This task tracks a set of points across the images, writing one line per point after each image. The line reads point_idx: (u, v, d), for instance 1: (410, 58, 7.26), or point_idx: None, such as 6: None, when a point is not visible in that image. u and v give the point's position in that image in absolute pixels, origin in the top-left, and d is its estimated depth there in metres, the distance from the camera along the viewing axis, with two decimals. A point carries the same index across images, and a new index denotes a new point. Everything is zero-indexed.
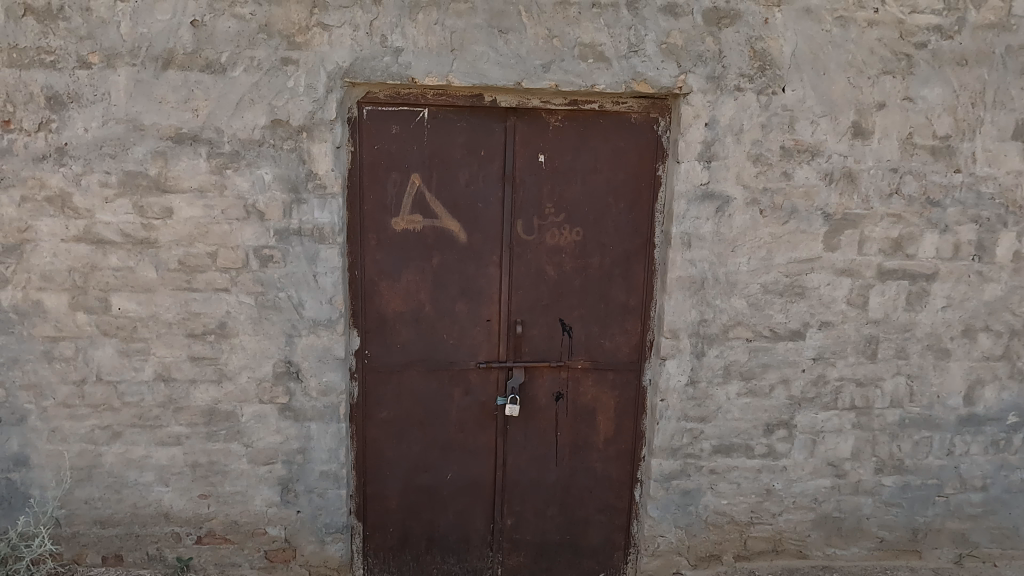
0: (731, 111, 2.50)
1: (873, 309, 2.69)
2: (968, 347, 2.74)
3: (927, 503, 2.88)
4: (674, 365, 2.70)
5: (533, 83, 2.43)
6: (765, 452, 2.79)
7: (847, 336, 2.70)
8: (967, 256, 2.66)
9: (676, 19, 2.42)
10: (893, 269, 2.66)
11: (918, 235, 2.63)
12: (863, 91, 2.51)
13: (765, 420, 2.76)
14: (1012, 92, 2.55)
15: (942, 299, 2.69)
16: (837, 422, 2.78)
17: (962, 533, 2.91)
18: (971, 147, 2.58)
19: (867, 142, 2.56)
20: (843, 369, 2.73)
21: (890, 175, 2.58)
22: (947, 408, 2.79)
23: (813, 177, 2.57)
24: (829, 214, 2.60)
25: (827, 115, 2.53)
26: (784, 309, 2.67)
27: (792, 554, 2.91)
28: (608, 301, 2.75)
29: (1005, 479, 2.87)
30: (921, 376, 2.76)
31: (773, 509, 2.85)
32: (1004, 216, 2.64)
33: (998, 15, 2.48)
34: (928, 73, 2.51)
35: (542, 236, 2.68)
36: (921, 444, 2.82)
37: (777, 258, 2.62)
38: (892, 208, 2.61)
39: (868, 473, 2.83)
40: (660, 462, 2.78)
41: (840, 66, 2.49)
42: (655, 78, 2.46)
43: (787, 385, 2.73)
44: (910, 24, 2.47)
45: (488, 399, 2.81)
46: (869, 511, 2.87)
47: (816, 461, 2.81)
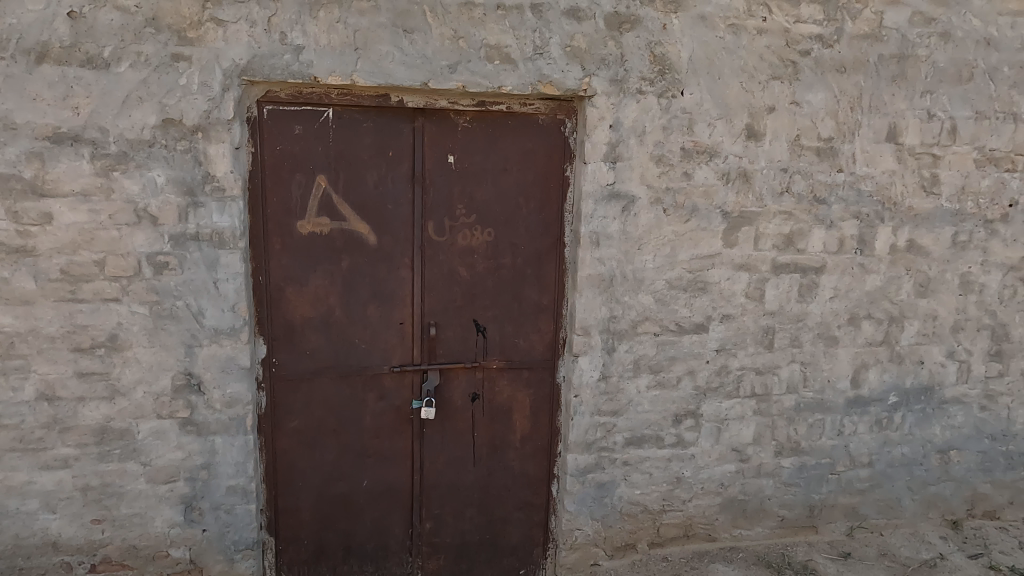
0: (634, 114, 2.58)
1: (769, 301, 2.85)
2: (853, 334, 2.95)
3: (822, 481, 3.08)
4: (587, 362, 2.76)
5: (441, 84, 2.42)
6: (674, 442, 2.90)
7: (746, 328, 2.85)
8: (850, 250, 2.86)
9: (580, 23, 2.47)
10: (786, 263, 2.82)
11: (807, 231, 2.81)
12: (755, 95, 2.65)
13: (674, 411, 2.87)
14: (885, 97, 2.76)
15: (830, 291, 2.89)
16: (739, 409, 2.92)
17: (853, 507, 3.13)
18: (851, 149, 2.78)
19: (759, 144, 2.70)
20: (743, 359, 2.88)
21: (781, 175, 2.74)
22: (837, 392, 3.00)
23: (711, 177, 2.69)
24: (727, 212, 2.73)
25: (723, 117, 2.65)
26: (689, 304, 2.78)
27: (702, 538, 3.04)
28: (521, 300, 2.77)
29: (888, 455, 3.11)
30: (813, 362, 2.95)
31: (684, 495, 2.97)
32: (881, 212, 2.86)
33: (871, 26, 2.69)
34: (812, 79, 2.68)
35: (453, 237, 2.67)
36: (815, 426, 3.01)
37: (681, 255, 2.73)
38: (784, 206, 2.77)
39: (769, 456, 3.00)
40: (576, 456, 2.83)
41: (734, 71, 2.62)
42: (561, 81, 2.50)
43: (692, 376, 2.85)
44: (795, 32, 2.63)
45: (403, 403, 2.77)
46: (771, 491, 3.04)
47: (722, 447, 2.95)
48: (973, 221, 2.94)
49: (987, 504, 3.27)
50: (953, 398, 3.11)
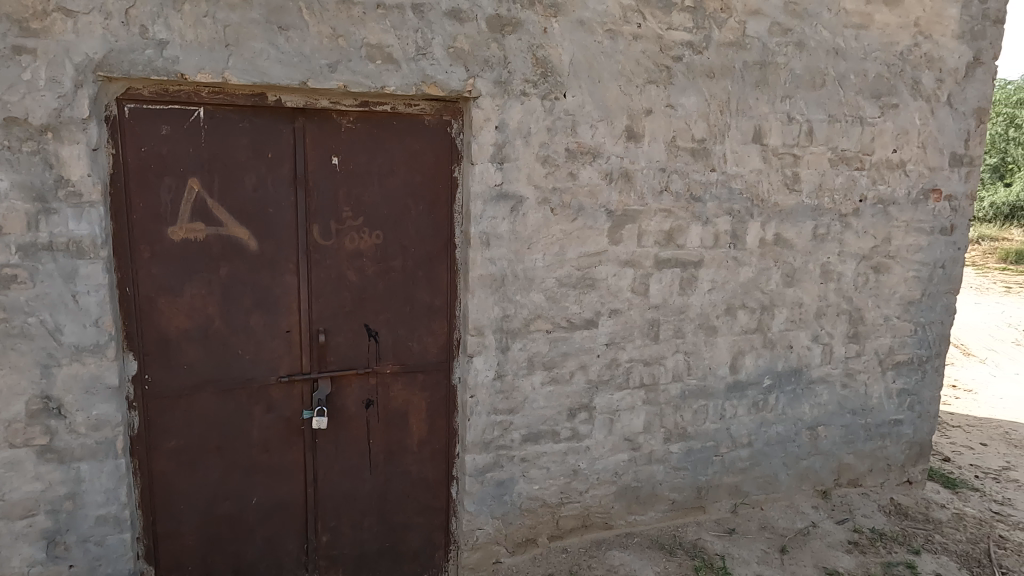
0: (519, 115, 2.62)
1: (653, 295, 2.98)
2: (730, 323, 3.14)
3: (707, 463, 3.26)
4: (481, 362, 2.77)
5: (320, 83, 2.35)
6: (569, 435, 2.97)
7: (633, 321, 2.97)
8: (725, 244, 3.05)
9: (462, 24, 2.48)
10: (668, 258, 2.97)
11: (685, 227, 2.97)
12: (633, 98, 2.77)
13: (568, 405, 2.94)
14: (750, 101, 2.96)
15: (708, 283, 3.06)
16: (630, 400, 3.04)
17: (736, 485, 3.34)
18: (722, 150, 2.96)
19: (639, 144, 2.82)
20: (632, 352, 2.99)
21: (659, 174, 2.88)
22: (718, 378, 3.18)
23: (595, 177, 2.78)
24: (611, 210, 2.83)
25: (604, 119, 2.75)
26: (578, 300, 2.86)
27: (599, 526, 3.13)
28: (413, 302, 2.75)
29: (765, 435, 3.34)
30: (696, 352, 3.11)
31: (580, 487, 3.05)
32: (751, 208, 3.06)
33: (736, 34, 2.87)
34: (684, 83, 2.83)
35: (340, 240, 2.60)
36: (699, 412, 3.18)
37: (569, 253, 2.80)
38: (663, 204, 2.91)
39: (658, 443, 3.14)
40: (473, 456, 2.84)
41: (612, 75, 2.72)
42: (445, 81, 2.49)
43: (584, 370, 2.93)
44: (667, 39, 2.77)
45: (293, 414, 2.67)
46: (662, 477, 3.18)
47: (615, 438, 3.05)
48: (830, 215, 3.22)
49: (851, 474, 3.59)
50: (819, 378, 3.38)
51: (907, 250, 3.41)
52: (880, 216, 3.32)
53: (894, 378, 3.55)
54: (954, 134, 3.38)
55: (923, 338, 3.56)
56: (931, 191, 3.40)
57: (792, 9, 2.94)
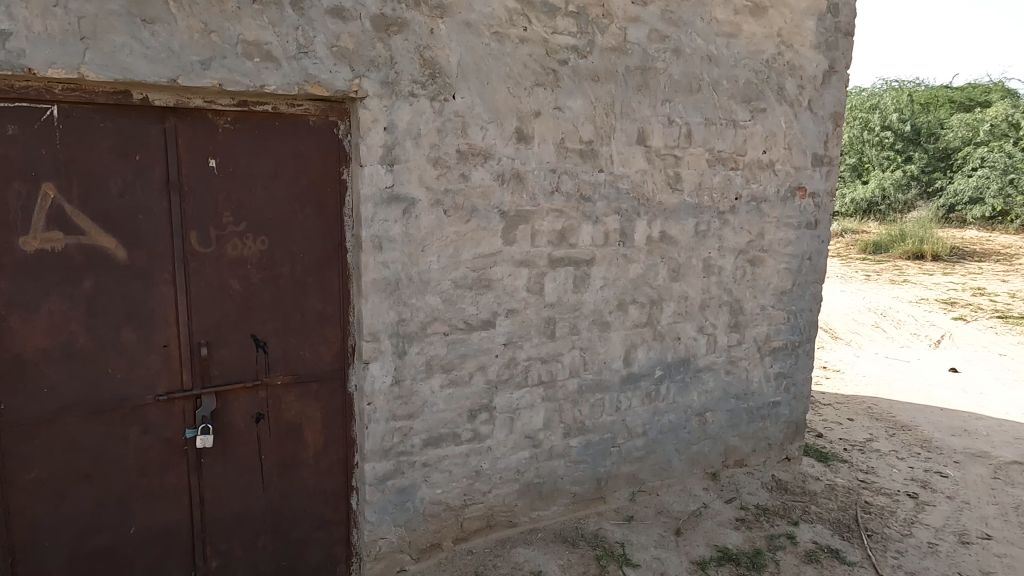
0: (408, 116, 2.58)
1: (548, 294, 3.03)
2: (622, 318, 3.26)
3: (605, 454, 3.36)
4: (378, 368, 2.71)
5: (192, 80, 2.21)
6: (471, 437, 2.97)
7: (530, 320, 3.01)
8: (614, 242, 3.16)
9: (345, 23, 2.41)
10: (561, 257, 3.03)
11: (577, 226, 3.05)
12: (521, 100, 2.81)
13: (468, 407, 2.94)
14: (633, 104, 3.08)
15: (600, 280, 3.16)
16: (529, 398, 3.08)
17: (633, 474, 3.47)
18: (608, 151, 3.06)
19: (529, 146, 2.87)
20: (529, 350, 3.04)
21: (550, 175, 2.94)
22: (613, 371, 3.29)
23: (488, 178, 2.80)
24: (504, 211, 2.86)
25: (494, 121, 2.77)
26: (474, 301, 2.86)
27: (503, 525, 3.15)
28: (303, 310, 2.65)
29: (658, 423, 3.49)
30: (591, 347, 3.20)
31: (483, 487, 3.05)
32: (637, 207, 3.19)
33: (618, 40, 2.98)
34: (571, 86, 2.91)
35: (221, 247, 2.46)
36: (596, 405, 3.27)
37: (464, 254, 2.80)
38: (555, 204, 2.97)
39: (558, 438, 3.20)
40: (373, 465, 2.78)
41: (501, 77, 2.75)
42: (329, 81, 2.41)
43: (483, 371, 2.94)
44: (553, 42, 2.83)
45: (174, 434, 2.50)
46: (563, 471, 3.25)
47: (516, 436, 3.08)
48: (710, 212, 3.41)
49: (737, 455, 3.82)
50: (705, 366, 3.58)
51: (779, 244, 3.67)
52: (754, 213, 3.56)
53: (772, 363, 3.82)
54: (815, 137, 3.68)
55: (796, 324, 3.85)
56: (797, 188, 3.68)
57: (669, 17, 3.09)
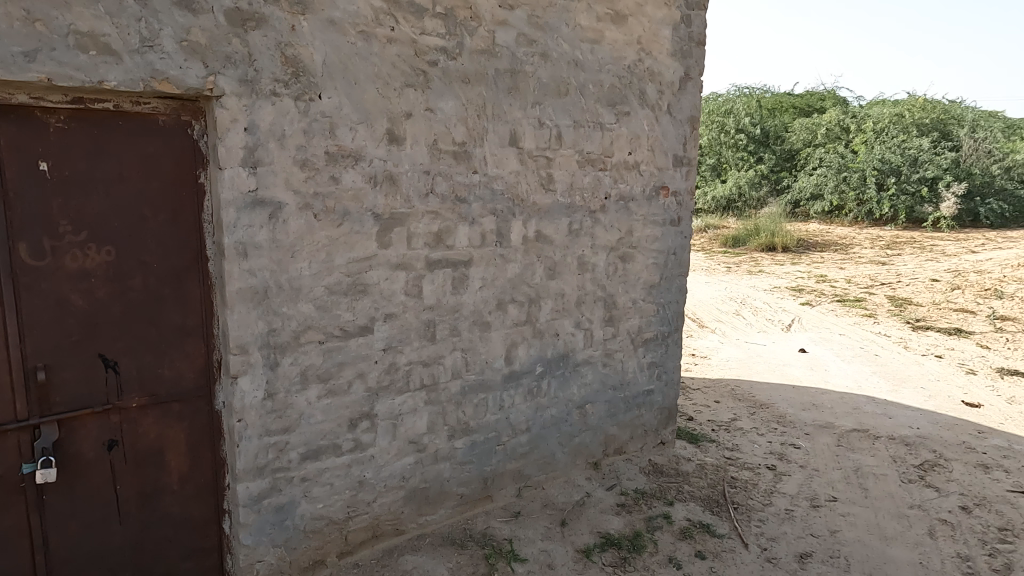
0: (270, 116, 2.46)
1: (427, 296, 3.01)
2: (502, 317, 3.30)
3: (490, 453, 3.39)
4: (248, 382, 2.56)
5: (14, 75, 1.98)
6: (352, 447, 2.89)
7: (409, 324, 2.97)
8: (491, 243, 3.19)
9: (195, 16, 2.25)
10: (438, 259, 3.02)
11: (453, 228, 3.05)
12: (391, 101, 2.77)
13: (348, 416, 2.85)
14: (504, 106, 3.13)
15: (479, 281, 3.18)
16: (412, 403, 3.04)
17: (519, 470, 3.53)
18: (482, 152, 3.08)
19: (402, 148, 2.83)
20: (410, 354, 3.00)
21: (424, 177, 2.92)
22: (495, 370, 3.32)
23: (359, 180, 2.73)
24: (378, 214, 2.80)
25: (364, 122, 2.70)
26: (350, 307, 2.78)
27: (389, 533, 3.09)
28: (160, 325, 2.45)
29: (541, 419, 3.56)
30: (472, 348, 3.22)
31: (368, 498, 2.98)
32: (512, 208, 3.24)
33: (486, 42, 3.01)
34: (441, 87, 2.90)
35: (58, 259, 2.22)
36: (480, 405, 3.29)
37: (337, 259, 2.71)
38: (430, 206, 2.95)
39: (443, 441, 3.19)
40: (247, 485, 2.62)
41: (369, 77, 2.69)
42: (179, 78, 2.25)
43: (363, 378, 2.87)
44: (421, 43, 2.81)
45: (9, 471, 2.23)
46: (449, 473, 3.24)
47: (400, 442, 3.03)
48: (581, 212, 3.54)
49: (616, 443, 4.00)
50: (584, 360, 3.71)
51: (646, 240, 3.88)
52: (623, 211, 3.73)
53: (644, 354, 4.02)
54: (674, 139, 3.92)
55: (665, 316, 4.08)
56: (661, 187, 3.91)
57: (535, 22, 3.17)
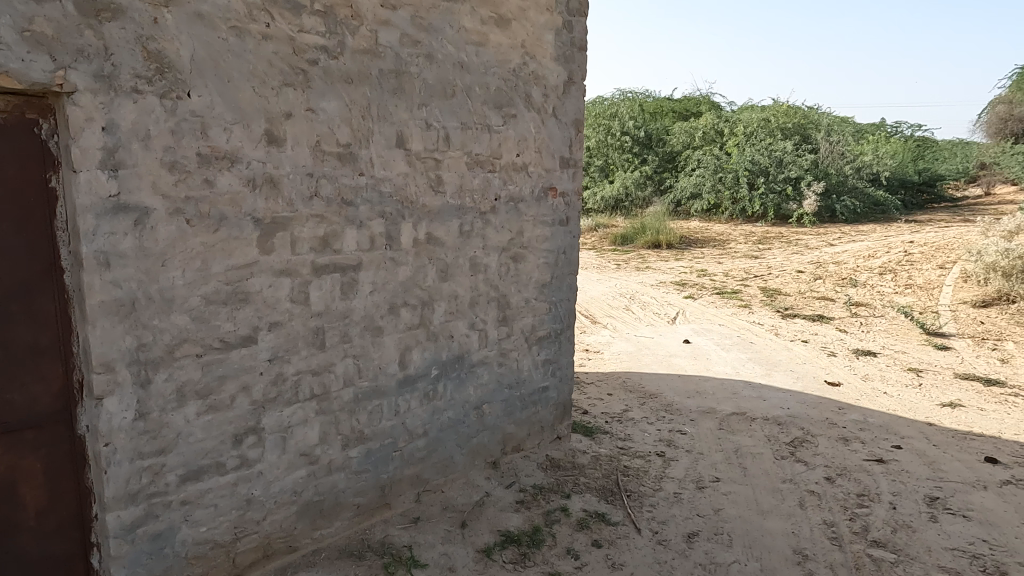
0: (132, 115, 2.29)
1: (315, 303, 2.91)
2: (395, 322, 3.25)
3: (387, 460, 3.33)
4: (115, 402, 2.37)
5: None
6: (238, 464, 2.74)
7: (296, 332, 2.86)
8: (381, 246, 3.14)
9: (39, 4, 2.05)
10: (326, 264, 2.93)
11: (340, 232, 2.97)
12: (269, 100, 2.65)
13: (232, 432, 2.70)
14: (390, 108, 3.08)
15: (369, 285, 3.12)
16: (302, 414, 2.93)
17: (417, 475, 3.49)
18: (368, 154, 3.02)
19: (282, 149, 2.72)
20: (298, 364, 2.88)
21: (307, 179, 2.82)
22: (388, 376, 3.26)
23: (236, 183, 2.59)
24: (258, 219, 2.67)
25: (239, 122, 2.57)
26: (231, 317, 2.64)
27: (282, 551, 2.96)
28: (7, 344, 2.21)
29: (438, 422, 3.55)
30: (364, 354, 3.14)
31: (257, 516, 2.84)
32: (401, 210, 3.20)
33: (369, 42, 2.95)
34: (322, 87, 2.82)
35: None
36: (374, 412, 3.22)
37: (214, 267, 2.56)
38: (315, 209, 2.86)
39: (337, 451, 3.10)
40: (118, 514, 2.42)
41: (243, 75, 2.56)
42: (22, 72, 2.04)
43: (247, 392, 2.73)
44: (300, 41, 2.71)
45: None
46: (344, 484, 3.15)
47: (290, 456, 2.91)
48: (472, 213, 3.55)
49: (514, 441, 4.05)
50: (479, 360, 3.73)
51: (536, 240, 3.96)
52: (513, 212, 3.79)
53: (538, 351, 4.10)
54: (560, 141, 4.02)
55: (557, 314, 4.19)
56: (549, 189, 4.00)
57: (419, 23, 3.14)
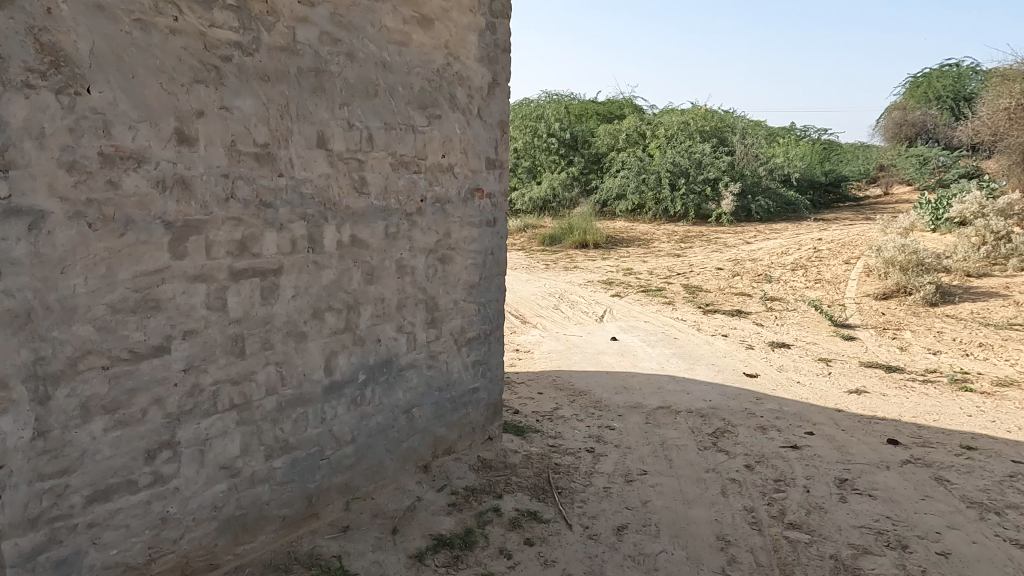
0: (24, 111, 2.13)
1: (232, 309, 2.79)
2: (319, 327, 3.17)
3: (314, 469, 3.23)
4: (10, 421, 2.20)
5: None
6: (151, 481, 2.59)
7: (213, 340, 2.74)
8: (302, 249, 3.04)
9: None
10: (244, 268, 2.81)
11: (259, 235, 2.86)
12: (178, 98, 2.52)
13: (143, 448, 2.56)
14: (309, 107, 3.00)
15: (291, 290, 3.02)
16: (221, 425, 2.80)
17: (345, 483, 3.40)
18: (287, 154, 2.93)
19: (194, 149, 2.59)
20: (216, 373, 2.76)
21: (222, 181, 2.70)
22: (313, 382, 3.17)
23: (144, 185, 2.46)
24: (169, 222, 2.54)
25: (146, 120, 2.44)
26: (140, 326, 2.49)
27: (202, 570, 2.82)
28: None
29: (366, 427, 3.48)
30: (287, 361, 3.04)
31: (173, 535, 2.70)
32: (324, 212, 3.12)
33: (286, 39, 2.86)
34: (237, 85, 2.71)
35: None
36: (299, 420, 3.13)
37: (121, 273, 2.42)
38: (231, 212, 2.75)
39: (260, 462, 2.98)
40: (15, 542, 2.24)
41: (149, 70, 2.43)
42: None
43: (160, 404, 2.59)
44: (211, 36, 2.60)
45: None
46: (268, 496, 3.04)
47: (209, 469, 2.79)
48: (397, 215, 3.51)
49: (445, 444, 4.02)
50: (407, 363, 3.68)
51: (464, 241, 3.95)
52: (439, 213, 3.76)
53: (468, 353, 4.09)
54: (485, 143, 4.03)
55: (486, 315, 4.19)
56: (475, 190, 4.00)
57: (339, 20, 3.07)
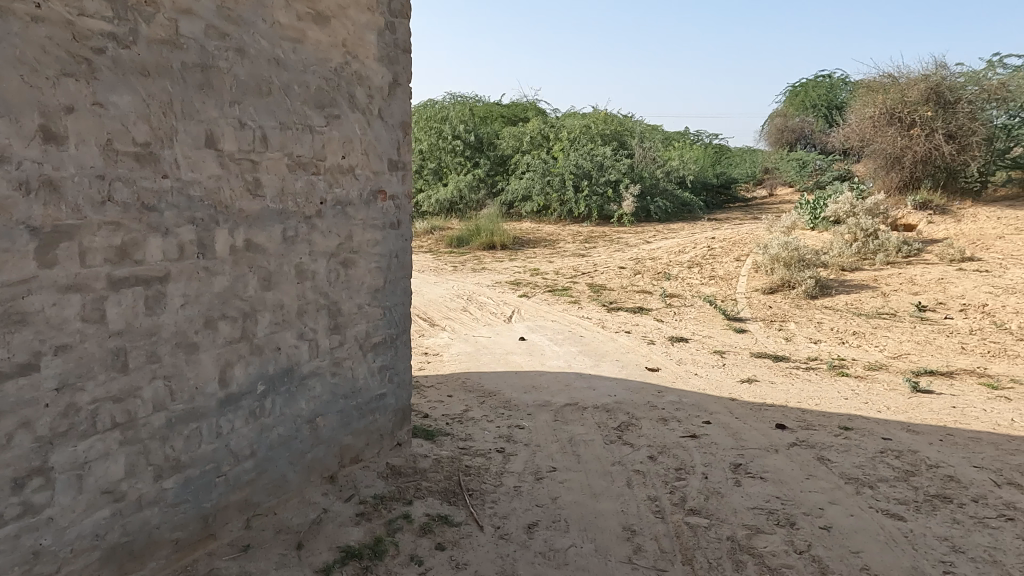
0: None
1: (112, 321, 2.59)
2: (212, 337, 3.00)
3: (209, 488, 3.05)
4: None
5: None
6: (19, 512, 2.36)
7: (90, 355, 2.53)
8: (191, 255, 2.87)
9: None
10: (124, 277, 2.62)
11: (141, 240, 2.67)
12: (43, 92, 2.31)
13: (10, 477, 2.32)
14: (196, 104, 2.83)
15: (179, 298, 2.84)
16: (102, 447, 2.59)
17: (245, 499, 3.24)
18: (172, 155, 2.75)
19: (63, 148, 2.38)
20: (95, 391, 2.55)
21: (97, 182, 2.50)
22: (207, 396, 3.00)
23: (3, 187, 2.23)
24: (35, 228, 2.32)
25: (4, 116, 2.21)
26: (2, 343, 2.26)
27: None
28: None
29: (267, 440, 3.33)
30: (177, 374, 2.86)
31: (47, 569, 2.46)
32: (215, 215, 2.95)
33: (167, 32, 2.69)
34: (112, 79, 2.51)
35: None
36: (191, 436, 2.94)
37: None
38: (109, 216, 2.54)
39: (148, 484, 2.78)
40: None
41: (7, 61, 2.21)
42: None
43: (28, 428, 2.36)
44: (80, 26, 2.39)
45: None
46: (158, 520, 2.84)
47: (89, 495, 2.57)
48: (295, 218, 3.38)
49: (352, 452, 3.91)
50: (310, 372, 3.56)
51: (367, 244, 3.86)
52: (340, 216, 3.66)
53: (374, 358, 4.01)
54: (387, 144, 3.96)
55: (392, 319, 4.12)
56: (378, 191, 3.92)
57: (227, 14, 2.92)
